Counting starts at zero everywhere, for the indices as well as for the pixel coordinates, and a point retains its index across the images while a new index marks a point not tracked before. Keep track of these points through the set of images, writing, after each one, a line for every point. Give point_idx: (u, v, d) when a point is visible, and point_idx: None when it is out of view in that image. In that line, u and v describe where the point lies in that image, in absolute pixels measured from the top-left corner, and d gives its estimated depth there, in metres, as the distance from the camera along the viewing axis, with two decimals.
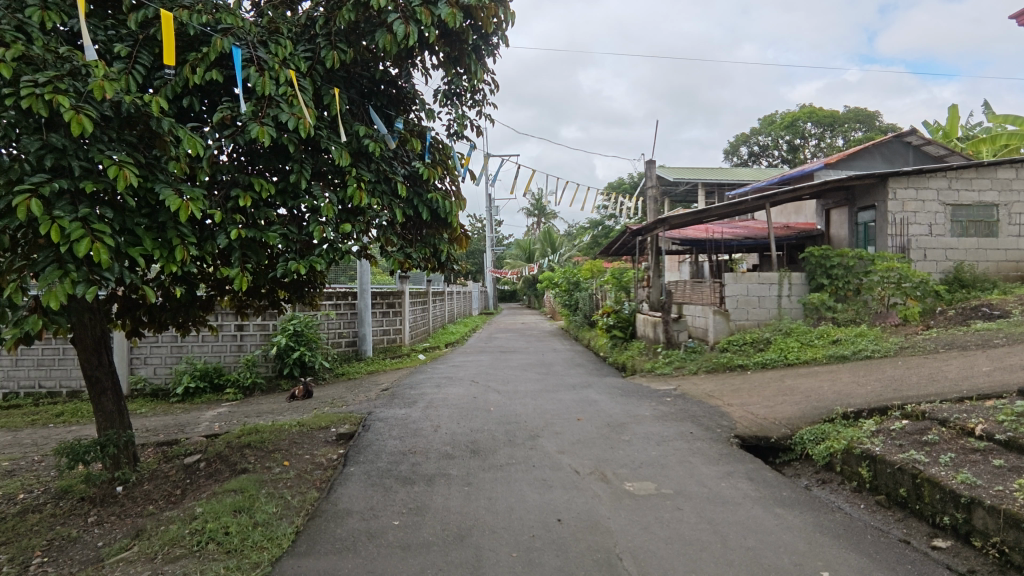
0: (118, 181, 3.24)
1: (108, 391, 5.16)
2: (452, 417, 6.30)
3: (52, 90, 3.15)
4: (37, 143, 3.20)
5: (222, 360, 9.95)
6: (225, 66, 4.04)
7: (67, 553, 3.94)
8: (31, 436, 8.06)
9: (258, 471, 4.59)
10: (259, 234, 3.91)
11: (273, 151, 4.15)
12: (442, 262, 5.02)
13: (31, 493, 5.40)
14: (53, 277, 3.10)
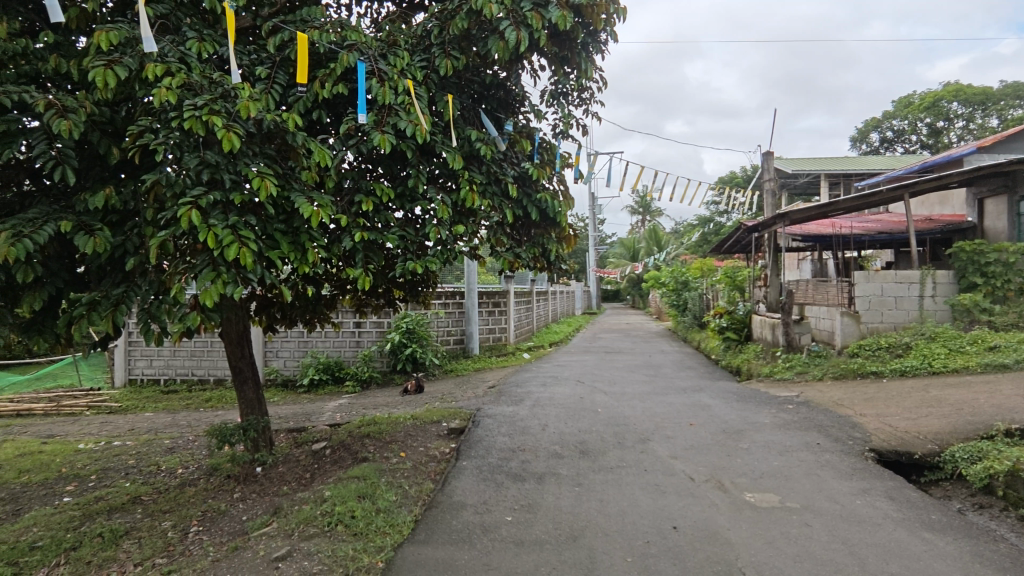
0: (260, 191, 3.58)
1: (249, 380, 5.72)
2: (560, 417, 6.31)
3: (208, 111, 3.55)
4: (196, 160, 3.60)
5: (343, 354, 10.68)
6: (350, 80, 4.32)
7: (218, 524, 4.41)
8: (187, 418, 9.13)
9: (378, 460, 4.87)
10: (380, 237, 4.14)
11: (392, 157, 4.38)
12: (550, 261, 5.04)
13: (188, 468, 6.12)
14: (208, 278, 3.48)
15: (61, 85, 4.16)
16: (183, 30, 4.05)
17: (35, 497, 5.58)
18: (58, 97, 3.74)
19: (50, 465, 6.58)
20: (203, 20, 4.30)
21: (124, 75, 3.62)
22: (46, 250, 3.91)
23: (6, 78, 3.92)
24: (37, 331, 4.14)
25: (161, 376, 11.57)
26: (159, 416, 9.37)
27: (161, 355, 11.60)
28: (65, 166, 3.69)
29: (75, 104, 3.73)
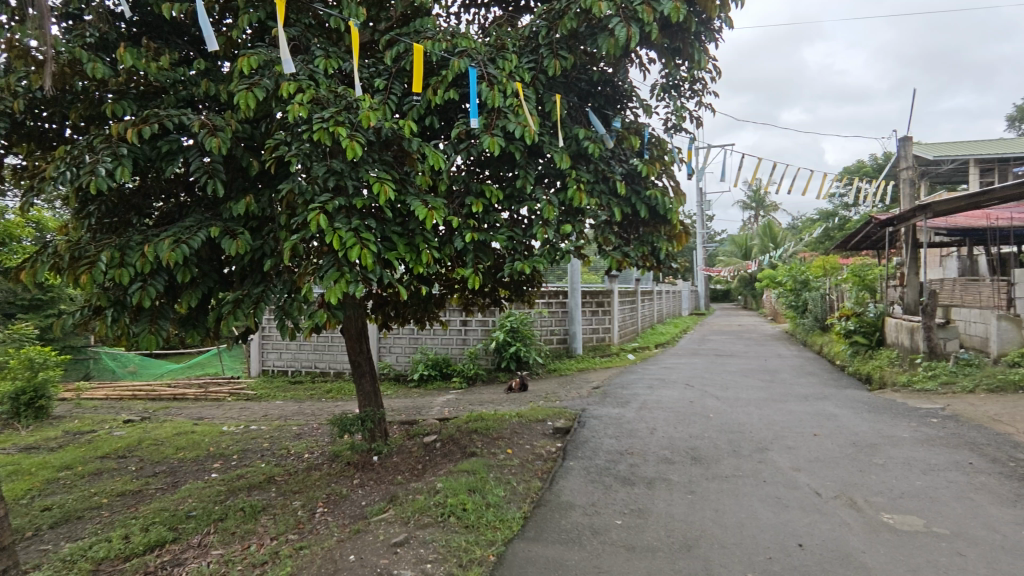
0: (380, 195, 3.79)
1: (366, 374, 6.10)
2: (669, 421, 6.11)
3: (334, 123, 3.82)
4: (324, 169, 3.89)
5: (450, 351, 11.08)
6: (461, 85, 4.46)
7: (340, 507, 4.74)
8: (312, 407, 9.92)
9: (485, 456, 5.00)
10: (489, 237, 4.23)
11: (501, 159, 4.46)
12: (660, 260, 4.91)
13: (313, 454, 6.64)
14: (333, 278, 3.75)
15: (210, 107, 4.68)
16: (312, 49, 4.38)
17: (189, 472, 6.32)
18: (210, 117, 4.20)
19: (200, 444, 7.42)
20: (328, 38, 4.63)
21: (263, 94, 3.99)
22: (200, 254, 4.41)
23: (168, 103, 4.46)
24: (192, 325, 4.68)
25: (289, 368, 12.65)
26: (288, 405, 10.25)
27: (289, 349, 12.68)
28: (214, 179, 4.13)
29: (223, 123, 4.17)
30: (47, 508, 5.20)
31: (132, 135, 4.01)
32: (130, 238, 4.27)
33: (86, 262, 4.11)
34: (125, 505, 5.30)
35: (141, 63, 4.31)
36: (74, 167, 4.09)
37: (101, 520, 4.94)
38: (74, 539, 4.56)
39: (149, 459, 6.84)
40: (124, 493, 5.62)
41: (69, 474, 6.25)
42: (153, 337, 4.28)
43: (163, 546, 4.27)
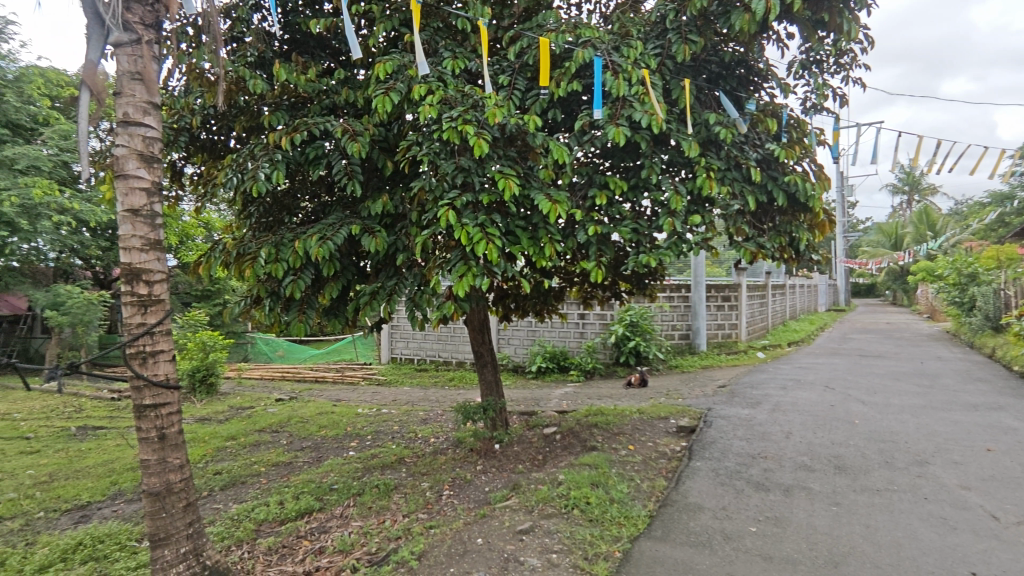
0: (505, 191, 3.87)
1: (488, 364, 6.27)
2: (806, 425, 5.66)
3: (462, 121, 3.96)
4: (453, 166, 4.05)
5: (568, 345, 11.11)
6: (584, 76, 4.43)
7: (465, 491, 4.95)
8: (436, 394, 10.44)
9: (607, 451, 4.97)
10: (613, 230, 4.16)
11: (625, 149, 4.37)
12: (799, 251, 4.55)
13: (439, 438, 6.98)
14: (461, 271, 3.90)
15: (349, 112, 5.05)
16: (441, 51, 4.57)
17: (330, 448, 6.93)
18: (350, 122, 4.53)
19: (339, 424, 8.11)
20: (454, 40, 4.79)
21: (397, 98, 4.23)
22: (341, 249, 4.79)
23: (313, 112, 4.88)
24: (334, 314, 5.10)
25: (415, 356, 13.42)
26: (415, 391, 10.87)
27: (416, 338, 13.44)
28: (354, 180, 4.46)
29: (362, 127, 4.49)
30: (218, 473, 5.95)
31: (285, 143, 4.44)
32: (283, 235, 4.74)
33: (249, 258, 4.63)
34: (279, 475, 5.92)
35: (292, 76, 4.76)
36: (239, 173, 4.61)
37: (260, 486, 5.56)
38: (240, 501, 5.18)
39: (297, 434, 7.60)
40: (277, 463, 6.29)
41: (234, 444, 7.11)
42: (302, 324, 4.74)
43: (311, 514, 4.72)
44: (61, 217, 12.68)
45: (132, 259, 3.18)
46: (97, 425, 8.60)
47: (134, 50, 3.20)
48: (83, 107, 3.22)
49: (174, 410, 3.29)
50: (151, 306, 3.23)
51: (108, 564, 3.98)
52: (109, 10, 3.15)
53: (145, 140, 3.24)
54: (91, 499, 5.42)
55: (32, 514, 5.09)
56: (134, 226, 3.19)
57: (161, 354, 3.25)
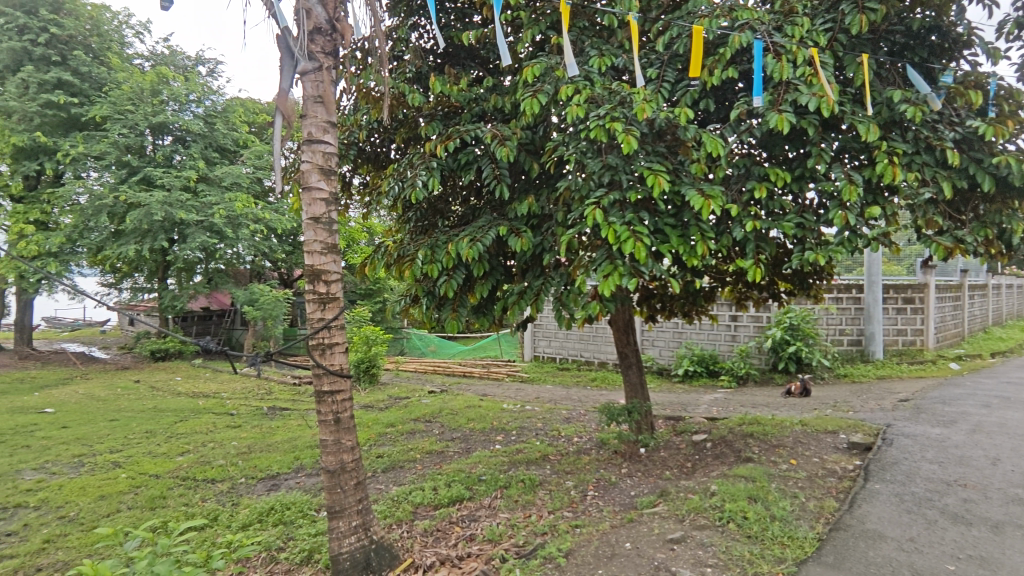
0: (654, 187, 3.76)
1: (633, 365, 6.13)
2: (1020, 451, 4.78)
3: (609, 119, 3.90)
4: (600, 164, 4.03)
5: (717, 348, 10.52)
6: (741, 61, 4.15)
7: (610, 493, 4.90)
8: (578, 394, 10.47)
9: (764, 464, 4.62)
10: (774, 225, 3.85)
11: (788, 136, 4.02)
12: (1012, 245, 3.86)
13: (582, 438, 6.99)
14: (607, 271, 3.86)
15: (497, 118, 5.24)
16: (587, 50, 4.56)
17: (478, 440, 7.25)
18: (499, 127, 4.70)
19: (486, 417, 8.46)
20: (601, 37, 4.75)
21: (545, 100, 4.29)
22: (490, 249, 4.99)
23: (465, 119, 5.13)
24: (483, 312, 5.32)
25: (558, 355, 13.59)
26: (557, 390, 11.00)
27: (558, 337, 13.62)
28: (502, 182, 4.62)
29: (510, 132, 4.63)
30: (380, 456, 6.52)
31: (440, 150, 4.72)
32: (438, 237, 5.04)
33: (408, 259, 5.01)
34: (432, 462, 6.32)
35: (446, 87, 5.06)
36: (400, 181, 5.01)
37: (416, 471, 5.99)
38: (399, 483, 5.62)
39: (448, 425, 8.07)
40: (431, 451, 6.73)
41: (393, 430, 7.74)
42: (455, 321, 5.02)
43: (462, 501, 4.97)
44: (256, 226, 14.77)
45: (315, 261, 3.60)
46: (283, 406, 9.88)
47: (316, 76, 3.61)
48: (278, 130, 3.71)
49: (347, 397, 3.64)
50: (329, 302, 3.61)
51: (295, 529, 4.54)
52: (298, 44, 3.60)
53: (325, 155, 3.64)
54: (280, 470, 6.23)
55: (236, 479, 5.99)
56: (316, 232, 3.60)
57: (337, 346, 3.63)
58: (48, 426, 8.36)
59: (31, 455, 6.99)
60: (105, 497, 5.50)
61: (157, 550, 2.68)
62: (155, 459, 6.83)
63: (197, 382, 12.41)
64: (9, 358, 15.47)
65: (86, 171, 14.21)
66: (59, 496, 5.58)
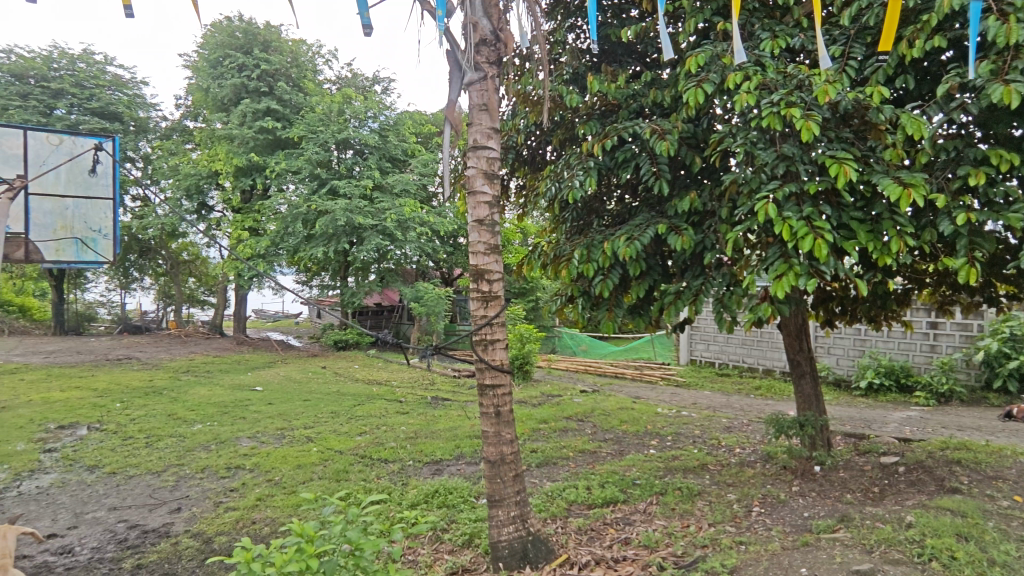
0: (839, 177, 3.39)
1: (807, 375, 5.58)
2: None
3: (785, 105, 3.61)
4: (773, 155, 3.74)
5: (911, 359, 9.20)
6: (951, 28, 3.60)
7: (779, 512, 4.52)
8: (740, 402, 9.81)
9: (977, 498, 3.95)
10: (995, 217, 3.27)
11: (1017, 111, 3.39)
12: None
13: (745, 450, 6.55)
14: (780, 271, 3.56)
15: (656, 113, 5.11)
16: (758, 33, 4.25)
17: (632, 443, 7.12)
18: (658, 122, 4.57)
19: (639, 420, 8.27)
20: (774, 18, 4.41)
21: (711, 89, 4.07)
22: (648, 248, 4.86)
23: (623, 117, 5.07)
24: (639, 313, 5.21)
25: (717, 360, 12.88)
26: (716, 396, 10.40)
27: (717, 341, 12.90)
28: (661, 179, 4.49)
29: (670, 126, 4.48)
30: (534, 451, 6.70)
31: (597, 150, 4.72)
32: (594, 237, 5.03)
33: (564, 259, 5.05)
34: (585, 461, 6.34)
35: (604, 86, 5.05)
36: (557, 182, 5.10)
37: (570, 469, 6.04)
38: (553, 479, 5.72)
39: (601, 425, 8.04)
40: (584, 450, 6.75)
41: (547, 427, 7.90)
42: (611, 321, 4.97)
43: (616, 503, 4.91)
44: (422, 228, 16.02)
45: (479, 261, 3.79)
46: (445, 397, 10.58)
47: (482, 85, 3.80)
48: (447, 139, 3.96)
49: (507, 391, 3.79)
50: (491, 301, 3.79)
51: (457, 512, 4.85)
52: (465, 57, 3.81)
53: (489, 160, 3.82)
54: (443, 456, 6.69)
55: (405, 461, 6.54)
56: (480, 233, 3.79)
57: (498, 343, 3.79)
58: (258, 402, 9.84)
59: (246, 425, 8.29)
60: (301, 467, 6.34)
61: (346, 512, 3.04)
62: (339, 437, 7.71)
63: (372, 370, 13.80)
64: (229, 343, 18.50)
65: (286, 184, 16.48)
66: (267, 461, 6.54)
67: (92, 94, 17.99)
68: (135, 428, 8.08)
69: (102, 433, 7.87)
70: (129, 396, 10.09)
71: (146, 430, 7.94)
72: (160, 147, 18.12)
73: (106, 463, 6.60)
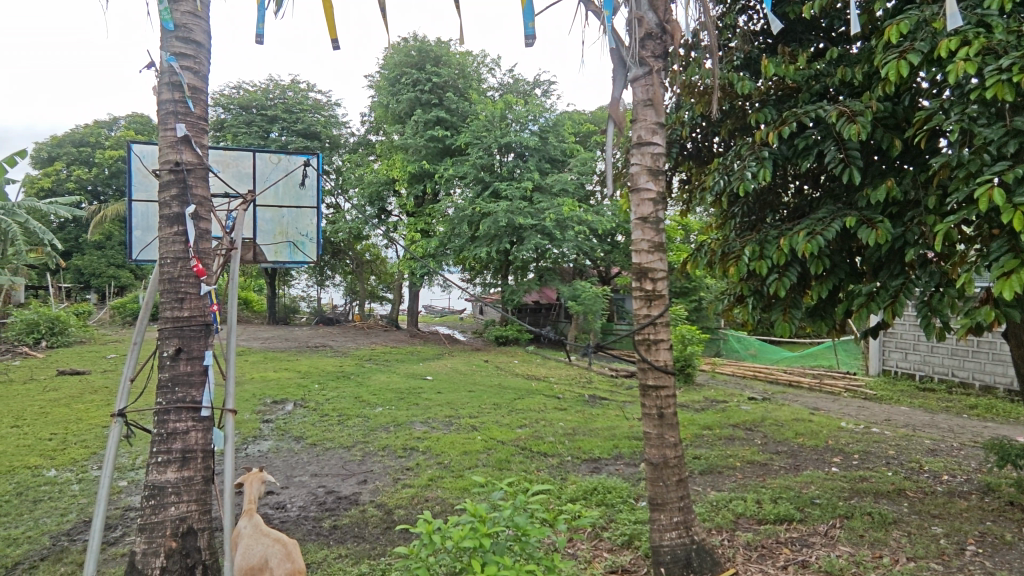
0: None
1: None
2: None
3: (1019, 70, 3.05)
4: (1001, 131, 3.18)
5: None
6: None
7: (1003, 556, 3.84)
8: (948, 422, 8.43)
9: None
10: None
11: None
12: None
13: (955, 478, 5.63)
14: (1009, 267, 3.01)
15: (844, 93, 4.61)
16: None
17: (810, 459, 6.48)
18: (847, 103, 4.11)
19: (819, 434, 7.50)
20: None
21: (916, 61, 3.57)
22: (832, 243, 4.39)
23: (803, 100, 4.65)
24: (820, 315, 4.75)
25: (918, 372, 11.22)
26: (917, 413, 9.05)
27: (919, 350, 11.23)
28: (852, 166, 4.03)
29: (863, 106, 4.00)
30: (697, 457, 6.41)
31: (773, 138, 4.37)
32: (768, 232, 4.67)
33: (733, 256, 4.74)
34: (754, 473, 5.92)
35: (781, 69, 4.66)
36: (727, 176, 4.85)
37: (737, 480, 5.68)
38: (718, 489, 5.42)
39: (772, 437, 7.42)
40: (753, 461, 6.30)
41: (710, 434, 7.50)
42: (787, 324, 4.58)
43: (791, 522, 4.51)
44: (580, 228, 16.13)
45: (642, 259, 3.73)
46: (602, 396, 10.55)
47: (647, 80, 3.72)
48: (610, 136, 3.94)
49: (670, 393, 3.68)
50: (655, 300, 3.70)
51: (616, 512, 4.83)
52: (630, 53, 3.76)
53: (653, 156, 3.73)
54: (601, 455, 6.70)
55: (563, 456, 6.67)
56: (643, 231, 3.72)
57: (662, 343, 3.69)
58: (428, 390, 10.69)
59: (419, 411, 9.06)
60: (467, 453, 6.77)
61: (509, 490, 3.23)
62: (501, 428, 8.09)
63: (531, 366, 14.23)
64: (404, 336, 20.33)
65: (453, 188, 17.65)
66: (438, 446, 7.09)
67: (298, 117, 20.91)
68: (330, 407, 9.26)
69: (305, 409, 9.15)
70: (324, 379, 11.59)
71: (338, 410, 9.06)
72: (350, 160, 20.48)
73: (309, 435, 7.66)
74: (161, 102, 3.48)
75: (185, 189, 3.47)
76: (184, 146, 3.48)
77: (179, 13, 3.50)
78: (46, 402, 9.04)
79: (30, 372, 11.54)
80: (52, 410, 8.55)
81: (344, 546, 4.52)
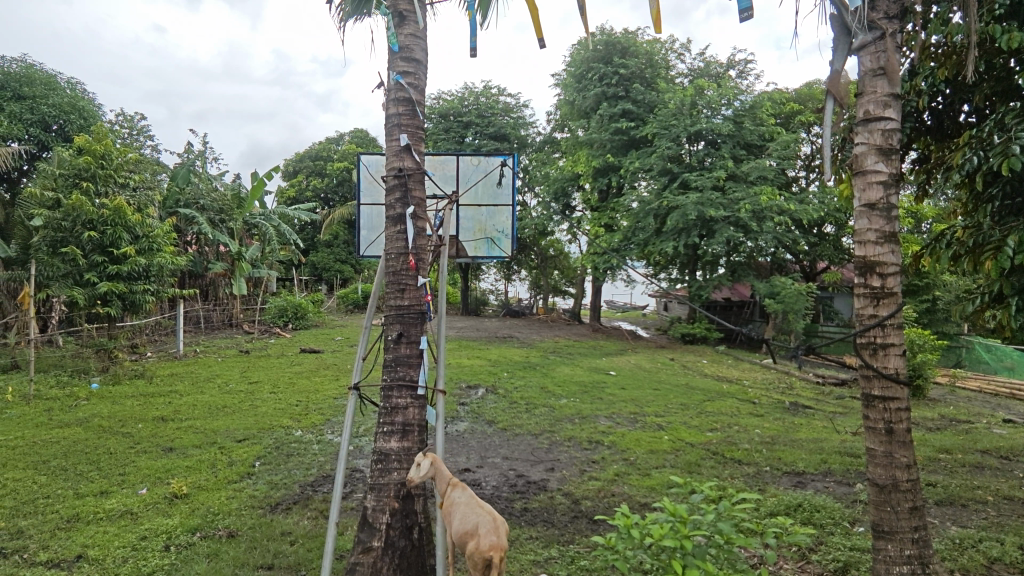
0: None
1: None
2: None
3: None
4: None
5: None
6: None
7: None
8: None
9: None
10: None
11: None
12: None
13: None
14: None
15: None
16: None
17: None
18: None
19: None
20: None
21: None
22: None
23: None
24: None
25: None
26: None
27: None
28: None
29: None
30: (933, 484, 5.46)
31: None
32: None
33: (992, 248, 3.93)
34: (1015, 512, 4.86)
35: None
36: (982, 151, 4.04)
37: (989, 517, 4.72)
38: (962, 525, 4.56)
39: None
40: (1012, 497, 5.17)
41: (949, 458, 6.34)
42: None
43: None
44: (781, 218, 14.73)
45: (868, 251, 3.27)
46: (805, 404, 9.52)
47: (877, 46, 3.24)
48: (829, 114, 3.52)
49: (903, 406, 3.19)
50: (884, 297, 3.22)
51: (827, 534, 4.35)
52: (855, 17, 3.31)
53: (885, 133, 3.24)
54: (806, 469, 6.06)
55: (760, 466, 6.17)
56: (870, 220, 3.26)
57: (892, 348, 3.18)
58: (612, 385, 10.68)
59: (603, 405, 9.09)
60: (654, 452, 6.63)
61: (702, 491, 3.10)
62: (689, 429, 7.78)
63: (720, 367, 13.42)
64: (586, 330, 20.58)
65: (639, 181, 17.30)
66: (623, 442, 7.05)
67: (490, 121, 22.29)
68: (518, 395, 9.74)
69: (495, 395, 9.76)
70: (512, 368, 12.24)
71: (526, 398, 9.49)
72: (537, 158, 21.30)
73: (500, 420, 8.16)
74: (388, 116, 3.95)
75: (406, 193, 3.89)
76: (406, 153, 3.91)
77: (404, 35, 3.91)
78: (293, 374, 10.97)
79: (282, 349, 14.03)
80: (299, 380, 10.34)
81: (534, 528, 4.73)
